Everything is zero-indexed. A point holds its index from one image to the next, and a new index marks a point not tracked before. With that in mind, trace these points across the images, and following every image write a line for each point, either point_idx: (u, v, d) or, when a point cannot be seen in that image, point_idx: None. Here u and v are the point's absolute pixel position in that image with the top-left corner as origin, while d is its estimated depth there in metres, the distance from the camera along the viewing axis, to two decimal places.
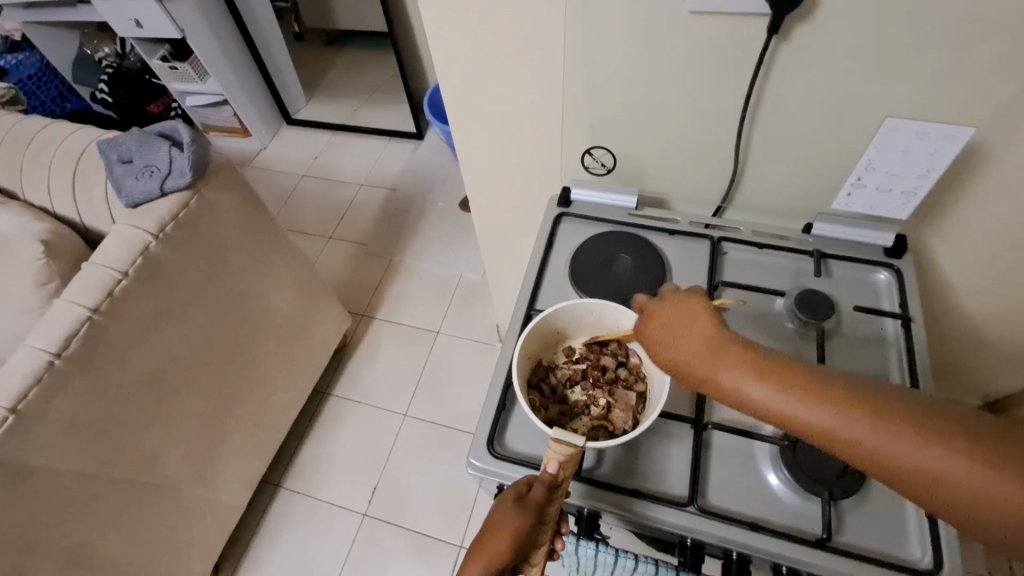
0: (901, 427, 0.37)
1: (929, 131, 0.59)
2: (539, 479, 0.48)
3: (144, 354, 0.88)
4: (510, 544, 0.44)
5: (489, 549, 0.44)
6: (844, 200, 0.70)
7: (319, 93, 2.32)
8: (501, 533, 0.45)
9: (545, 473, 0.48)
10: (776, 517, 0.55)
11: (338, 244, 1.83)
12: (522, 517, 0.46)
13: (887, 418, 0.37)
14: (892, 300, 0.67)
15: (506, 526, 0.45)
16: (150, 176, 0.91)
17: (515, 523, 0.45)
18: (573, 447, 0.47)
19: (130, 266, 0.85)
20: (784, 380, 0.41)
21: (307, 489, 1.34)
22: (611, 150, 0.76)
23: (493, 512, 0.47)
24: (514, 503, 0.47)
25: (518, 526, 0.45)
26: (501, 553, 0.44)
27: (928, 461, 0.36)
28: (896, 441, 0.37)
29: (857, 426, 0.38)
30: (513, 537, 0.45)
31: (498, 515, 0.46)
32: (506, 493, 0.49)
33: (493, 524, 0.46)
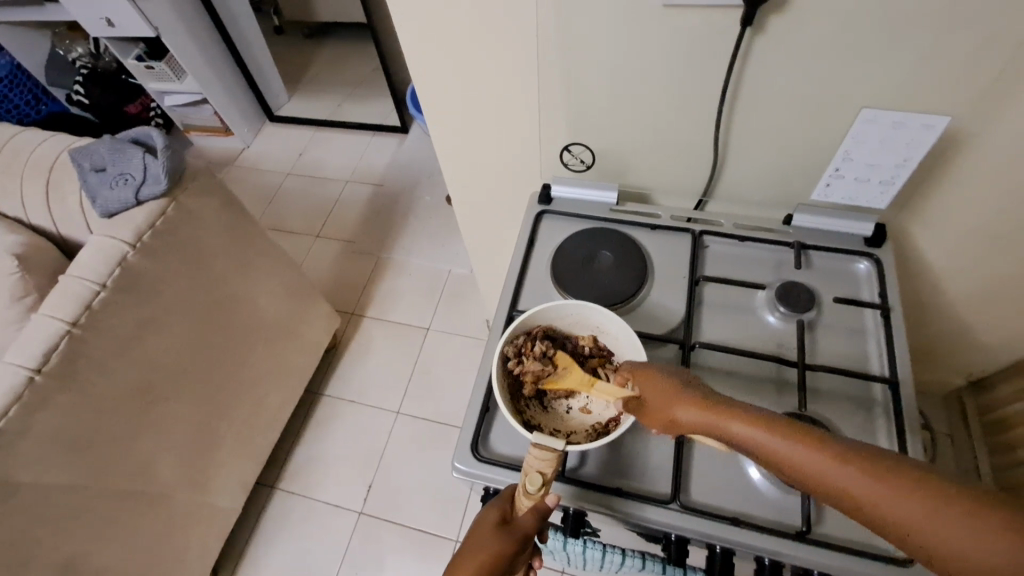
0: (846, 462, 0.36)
1: (905, 120, 0.59)
2: (523, 499, 0.48)
3: (127, 365, 0.87)
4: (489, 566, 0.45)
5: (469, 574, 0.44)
6: (823, 191, 0.70)
7: (301, 89, 2.29)
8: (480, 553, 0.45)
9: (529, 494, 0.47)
10: (758, 510, 0.55)
11: (325, 243, 1.82)
12: (503, 537, 0.46)
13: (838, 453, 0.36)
14: (872, 289, 0.67)
15: (489, 551, 0.45)
16: (125, 184, 0.90)
17: (498, 547, 0.45)
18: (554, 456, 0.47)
19: (108, 278, 0.84)
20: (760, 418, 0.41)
21: (302, 490, 1.35)
22: (590, 147, 0.75)
23: (475, 534, 0.47)
24: (497, 527, 0.47)
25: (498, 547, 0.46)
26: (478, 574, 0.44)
27: (907, 509, 0.32)
28: (872, 485, 0.34)
29: (838, 471, 0.36)
30: (495, 563, 0.45)
31: (478, 538, 0.46)
32: (486, 509, 0.49)
33: (476, 546, 0.46)
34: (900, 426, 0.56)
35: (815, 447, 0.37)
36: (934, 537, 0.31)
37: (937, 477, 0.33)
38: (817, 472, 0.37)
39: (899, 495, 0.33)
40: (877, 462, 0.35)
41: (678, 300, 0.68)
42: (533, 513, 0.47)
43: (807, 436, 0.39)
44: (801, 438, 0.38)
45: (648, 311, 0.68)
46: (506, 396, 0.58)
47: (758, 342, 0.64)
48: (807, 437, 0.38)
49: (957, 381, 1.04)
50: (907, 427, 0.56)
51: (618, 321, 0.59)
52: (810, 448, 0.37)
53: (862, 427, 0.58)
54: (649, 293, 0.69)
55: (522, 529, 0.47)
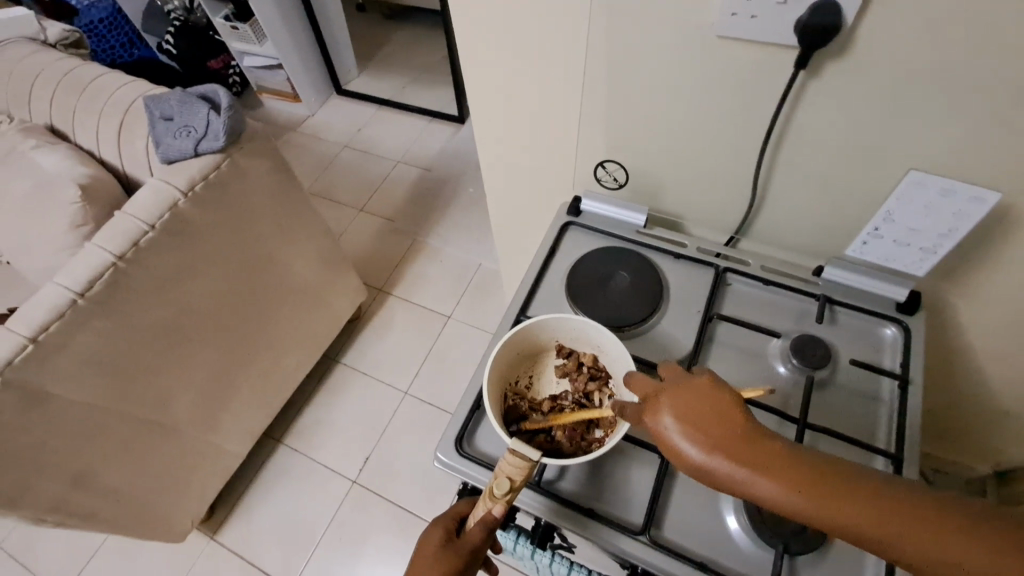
0: (923, 522, 0.35)
1: (955, 189, 0.56)
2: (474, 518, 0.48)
3: (161, 303, 0.93)
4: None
5: None
6: (859, 248, 0.66)
7: (371, 66, 2.36)
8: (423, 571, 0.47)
9: (481, 514, 0.48)
10: (729, 560, 0.54)
11: (367, 218, 1.87)
12: (447, 557, 0.47)
13: (903, 510, 0.35)
14: (895, 358, 0.64)
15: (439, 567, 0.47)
16: (187, 136, 0.96)
17: (447, 562, 0.47)
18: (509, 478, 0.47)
19: (157, 220, 0.89)
20: (808, 478, 0.37)
21: (304, 449, 1.40)
22: (625, 166, 0.75)
23: (426, 551, 0.48)
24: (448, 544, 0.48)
25: (441, 565, 0.47)
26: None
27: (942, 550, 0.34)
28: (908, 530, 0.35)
29: (920, 535, 0.34)
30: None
31: (429, 556, 0.48)
32: (433, 529, 0.50)
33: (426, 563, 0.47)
34: None
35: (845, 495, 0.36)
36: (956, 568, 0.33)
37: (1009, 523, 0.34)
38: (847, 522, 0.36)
39: (935, 539, 0.34)
40: (901, 502, 0.35)
41: (688, 333, 0.67)
42: (479, 526, 0.48)
43: (876, 495, 0.36)
44: (860, 495, 0.36)
45: (655, 338, 0.67)
46: (495, 398, 0.59)
47: (762, 391, 0.62)
48: (830, 482, 0.37)
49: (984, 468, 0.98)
50: None
51: (618, 343, 0.59)
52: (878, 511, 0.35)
53: None
54: (660, 321, 0.69)
55: (468, 545, 0.48)
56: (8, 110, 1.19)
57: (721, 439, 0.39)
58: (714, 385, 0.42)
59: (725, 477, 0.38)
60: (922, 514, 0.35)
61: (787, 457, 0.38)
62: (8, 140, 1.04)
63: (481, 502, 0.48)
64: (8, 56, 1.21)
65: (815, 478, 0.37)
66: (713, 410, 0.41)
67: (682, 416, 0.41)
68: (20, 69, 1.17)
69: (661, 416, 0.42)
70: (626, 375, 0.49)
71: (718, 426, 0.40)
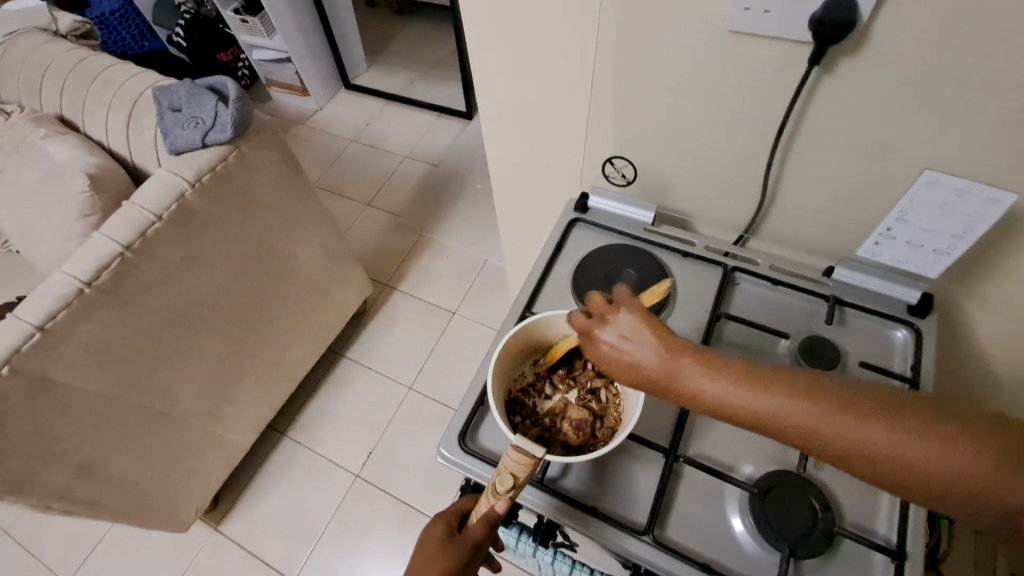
0: (828, 407, 0.41)
1: (971, 189, 0.54)
2: (477, 514, 0.48)
3: (167, 294, 0.93)
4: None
5: None
6: (871, 249, 0.65)
7: (379, 61, 2.36)
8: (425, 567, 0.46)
9: (485, 510, 0.47)
10: (734, 563, 0.53)
11: (373, 213, 1.87)
12: (449, 553, 0.47)
13: (813, 399, 0.42)
14: (906, 361, 0.63)
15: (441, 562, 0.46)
16: (195, 128, 0.96)
17: (449, 558, 0.47)
18: (515, 473, 0.46)
19: (164, 211, 0.90)
20: (736, 378, 0.44)
21: (308, 442, 1.41)
22: (633, 162, 0.74)
23: (428, 546, 0.48)
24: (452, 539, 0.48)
25: (443, 561, 0.46)
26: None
27: (920, 453, 0.38)
28: (893, 437, 0.39)
29: (826, 418, 0.41)
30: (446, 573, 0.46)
31: (432, 551, 0.47)
32: (435, 525, 0.50)
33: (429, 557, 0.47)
34: (904, 511, 0.53)
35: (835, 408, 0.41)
36: (932, 467, 0.38)
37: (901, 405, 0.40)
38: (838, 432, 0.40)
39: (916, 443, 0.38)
40: (841, 399, 0.41)
41: (695, 333, 0.67)
42: (481, 522, 0.47)
43: (793, 389, 0.42)
44: (780, 389, 0.43)
45: None
46: (499, 395, 0.59)
47: None
48: (776, 386, 0.43)
49: None
50: (911, 513, 0.53)
51: None
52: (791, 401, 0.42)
53: (862, 502, 0.55)
54: (666, 319, 0.68)
55: (470, 541, 0.47)
56: (19, 101, 1.20)
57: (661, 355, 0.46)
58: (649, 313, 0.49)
59: (666, 383, 0.46)
60: (908, 421, 0.39)
61: (782, 379, 0.43)
62: (18, 130, 1.05)
63: (484, 499, 0.48)
64: (21, 47, 1.21)
65: (809, 394, 0.42)
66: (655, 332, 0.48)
67: (629, 339, 0.48)
68: (32, 60, 1.17)
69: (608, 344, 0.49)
70: (569, 315, 0.53)
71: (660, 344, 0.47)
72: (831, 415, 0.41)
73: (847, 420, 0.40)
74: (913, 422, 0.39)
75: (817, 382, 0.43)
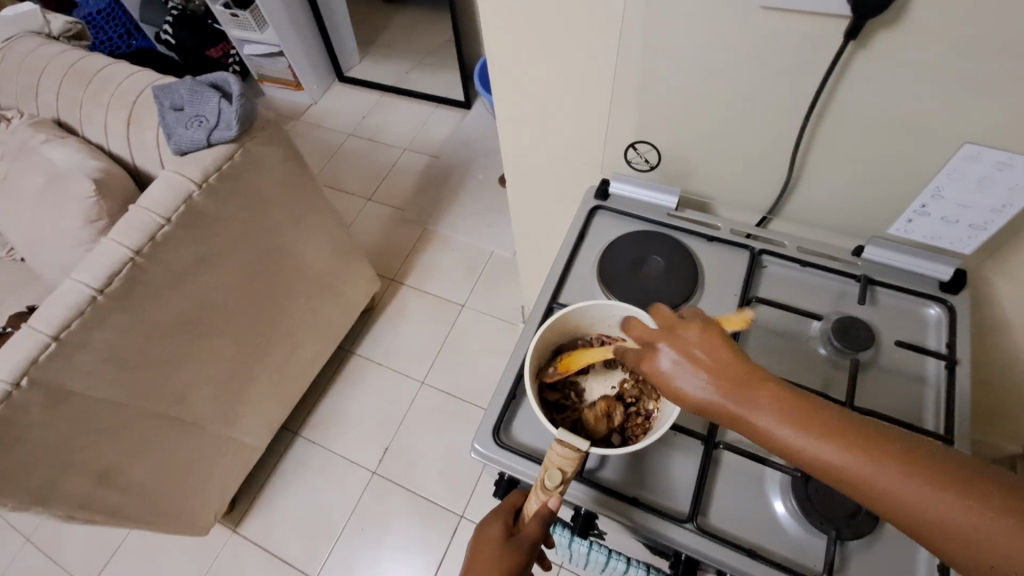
0: (865, 451, 0.36)
1: (1012, 163, 0.53)
2: (531, 513, 0.47)
3: (179, 297, 0.91)
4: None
5: None
6: (903, 226, 0.66)
7: (373, 52, 2.32)
8: (488, 568, 0.45)
9: (540, 508, 0.47)
10: (777, 546, 0.53)
11: (375, 207, 1.85)
12: (509, 551, 0.46)
13: (848, 440, 0.37)
14: (939, 338, 0.62)
15: (498, 563, 0.46)
16: (199, 126, 0.94)
17: (507, 559, 0.46)
18: (574, 463, 0.45)
19: (172, 213, 0.88)
20: (787, 409, 0.39)
21: (322, 441, 1.40)
22: (656, 146, 0.73)
23: (483, 547, 0.47)
24: (508, 540, 0.47)
25: (505, 560, 0.46)
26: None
27: (962, 516, 0.33)
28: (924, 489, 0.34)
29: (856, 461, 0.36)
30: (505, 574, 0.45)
31: (487, 553, 0.46)
32: (490, 525, 0.49)
33: (484, 559, 0.46)
34: None
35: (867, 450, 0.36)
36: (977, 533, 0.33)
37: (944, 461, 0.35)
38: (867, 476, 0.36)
39: (947, 497, 0.34)
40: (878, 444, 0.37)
41: (725, 318, 0.66)
42: (536, 519, 0.46)
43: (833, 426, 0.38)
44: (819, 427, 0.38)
45: None
46: (535, 388, 0.58)
47: (804, 374, 0.61)
48: (816, 418, 0.39)
49: (1011, 446, 0.98)
50: None
51: None
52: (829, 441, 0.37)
53: None
54: (695, 304, 0.67)
55: (527, 539, 0.46)
56: (15, 106, 1.17)
57: (724, 377, 0.42)
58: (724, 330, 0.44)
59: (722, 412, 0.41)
60: (944, 478, 0.34)
61: (824, 417, 0.38)
62: (17, 136, 1.02)
63: (534, 496, 0.47)
64: (13, 50, 1.18)
65: (844, 436, 0.37)
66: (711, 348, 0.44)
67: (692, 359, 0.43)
68: (25, 63, 1.14)
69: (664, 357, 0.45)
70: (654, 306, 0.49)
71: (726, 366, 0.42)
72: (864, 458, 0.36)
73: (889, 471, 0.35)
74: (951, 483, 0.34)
75: (855, 423, 0.38)
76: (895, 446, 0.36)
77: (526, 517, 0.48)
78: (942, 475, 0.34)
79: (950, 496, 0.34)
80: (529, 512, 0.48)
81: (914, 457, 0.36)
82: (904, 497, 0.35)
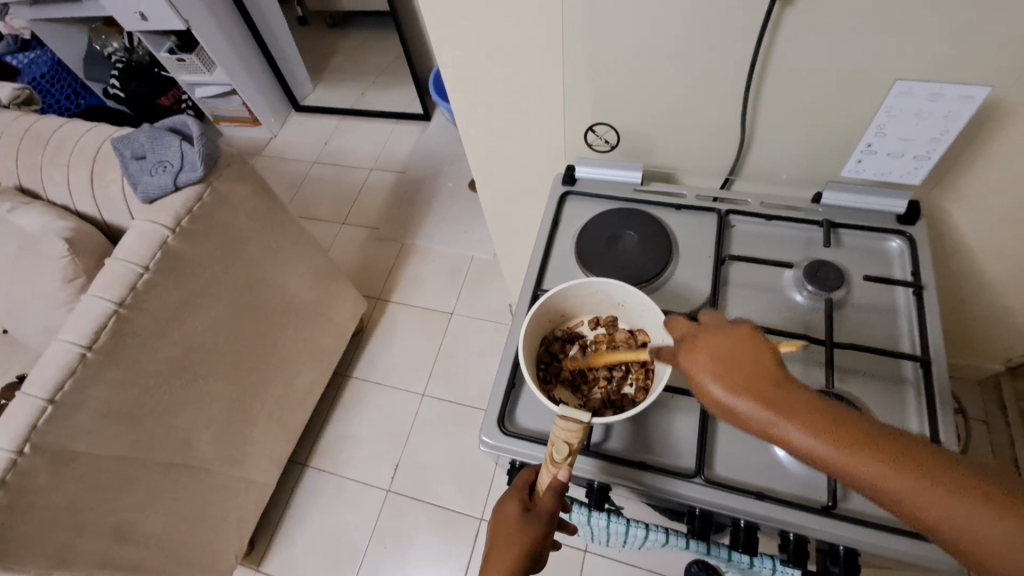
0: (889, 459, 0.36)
1: (942, 92, 0.57)
2: (544, 486, 0.49)
3: (168, 344, 0.92)
4: (522, 550, 0.47)
5: (506, 560, 0.47)
6: (854, 167, 0.69)
7: (325, 78, 2.32)
8: (510, 542, 0.48)
9: (552, 480, 0.48)
10: (783, 485, 0.55)
11: (350, 230, 1.85)
12: (529, 525, 0.48)
13: (877, 449, 0.36)
14: (904, 268, 0.66)
15: (521, 537, 0.48)
16: (164, 171, 0.94)
17: (528, 533, 0.48)
18: (579, 423, 0.47)
19: (150, 260, 0.88)
20: (825, 424, 0.38)
21: (332, 468, 1.40)
22: (614, 126, 0.75)
23: (501, 526, 0.49)
24: (524, 515, 0.48)
25: (527, 533, 0.48)
26: (513, 564, 0.47)
27: (968, 519, 0.33)
28: (958, 506, 0.33)
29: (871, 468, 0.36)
30: (528, 546, 0.47)
31: (508, 530, 0.48)
32: (506, 503, 0.50)
33: (504, 539, 0.48)
34: (932, 405, 0.55)
35: (921, 470, 0.35)
36: (981, 537, 0.32)
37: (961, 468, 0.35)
38: (909, 495, 0.35)
39: (989, 516, 0.32)
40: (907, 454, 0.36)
41: (703, 278, 0.68)
42: (549, 491, 0.48)
43: (852, 433, 0.37)
44: (843, 435, 0.37)
45: (672, 289, 0.68)
46: (532, 373, 0.59)
47: (785, 321, 0.64)
48: (839, 424, 0.38)
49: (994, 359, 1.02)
50: (939, 406, 0.55)
51: (641, 296, 0.59)
52: (849, 448, 0.37)
53: (893, 406, 0.57)
54: (674, 272, 0.70)
55: (544, 511, 0.48)
56: None
57: (748, 382, 0.41)
58: (749, 332, 0.43)
59: (750, 417, 0.40)
60: (955, 484, 0.34)
61: (846, 422, 0.38)
62: None
63: (545, 470, 0.48)
64: None
65: (871, 445, 0.36)
66: (742, 355, 0.42)
67: (720, 361, 0.42)
68: None
69: (694, 359, 0.44)
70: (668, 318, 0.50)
71: (750, 368, 0.41)
72: (875, 465, 0.36)
73: (920, 482, 0.34)
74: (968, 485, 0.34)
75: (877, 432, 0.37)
76: (946, 467, 0.35)
77: (539, 492, 0.50)
78: (955, 477, 0.34)
79: (956, 496, 0.34)
80: (542, 486, 0.49)
81: (950, 467, 0.35)
82: (911, 497, 0.35)
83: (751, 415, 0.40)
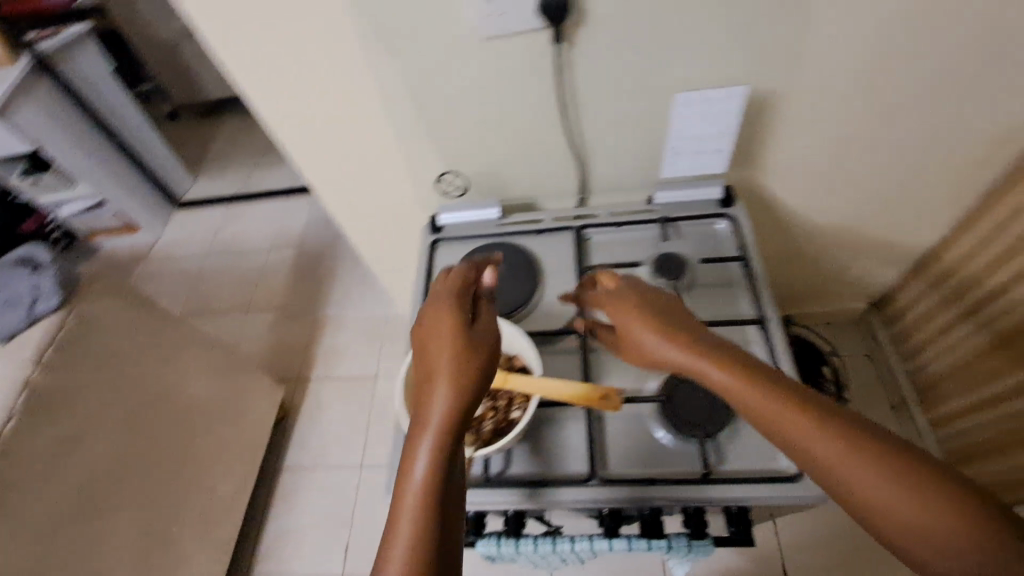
0: (773, 393, 0.46)
1: (710, 95, 0.68)
2: (480, 294, 0.56)
3: (56, 487, 0.84)
4: (471, 353, 0.50)
5: (457, 358, 0.49)
6: (670, 170, 0.78)
7: (204, 170, 2.28)
8: (458, 345, 0.50)
9: (486, 282, 0.57)
10: (671, 464, 0.60)
11: (255, 318, 1.79)
12: (472, 330, 0.51)
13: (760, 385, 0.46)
14: (733, 243, 0.75)
15: (471, 343, 0.50)
16: (14, 309, 0.90)
17: (476, 339, 0.51)
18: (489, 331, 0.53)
19: (15, 404, 0.82)
20: (729, 362, 0.49)
21: (279, 569, 1.31)
22: (461, 173, 0.81)
23: (444, 327, 0.51)
24: (467, 320, 0.52)
25: (472, 337, 0.51)
26: (462, 362, 0.49)
27: (819, 444, 0.42)
28: (809, 431, 0.43)
29: (755, 397, 0.46)
30: (478, 349, 0.50)
31: (453, 329, 0.51)
32: (444, 306, 0.53)
33: (452, 336, 0.50)
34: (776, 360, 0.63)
35: (798, 408, 0.44)
36: (824, 456, 0.42)
37: (827, 411, 0.44)
38: (776, 421, 0.45)
39: (837, 444, 0.42)
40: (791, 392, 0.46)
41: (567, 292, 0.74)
42: (486, 304, 0.55)
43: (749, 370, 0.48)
44: (741, 370, 0.48)
45: (542, 310, 0.73)
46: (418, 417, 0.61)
47: None
48: (740, 366, 0.48)
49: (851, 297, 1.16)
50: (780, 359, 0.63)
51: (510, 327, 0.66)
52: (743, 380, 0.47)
53: None
54: (541, 293, 0.75)
55: (488, 321, 0.53)
56: None
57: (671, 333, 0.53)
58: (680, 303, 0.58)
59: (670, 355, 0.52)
60: (820, 418, 0.43)
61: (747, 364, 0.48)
62: None
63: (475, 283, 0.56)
64: None
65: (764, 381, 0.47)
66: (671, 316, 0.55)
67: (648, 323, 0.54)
68: None
69: (630, 322, 0.56)
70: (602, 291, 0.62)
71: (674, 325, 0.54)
72: (758, 395, 0.46)
73: (789, 409, 0.44)
74: (825, 419, 0.43)
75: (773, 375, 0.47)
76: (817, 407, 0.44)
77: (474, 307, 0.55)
78: (821, 412, 0.44)
79: (816, 425, 0.43)
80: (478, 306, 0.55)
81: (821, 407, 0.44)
82: (778, 422, 0.44)
83: (667, 356, 0.52)
